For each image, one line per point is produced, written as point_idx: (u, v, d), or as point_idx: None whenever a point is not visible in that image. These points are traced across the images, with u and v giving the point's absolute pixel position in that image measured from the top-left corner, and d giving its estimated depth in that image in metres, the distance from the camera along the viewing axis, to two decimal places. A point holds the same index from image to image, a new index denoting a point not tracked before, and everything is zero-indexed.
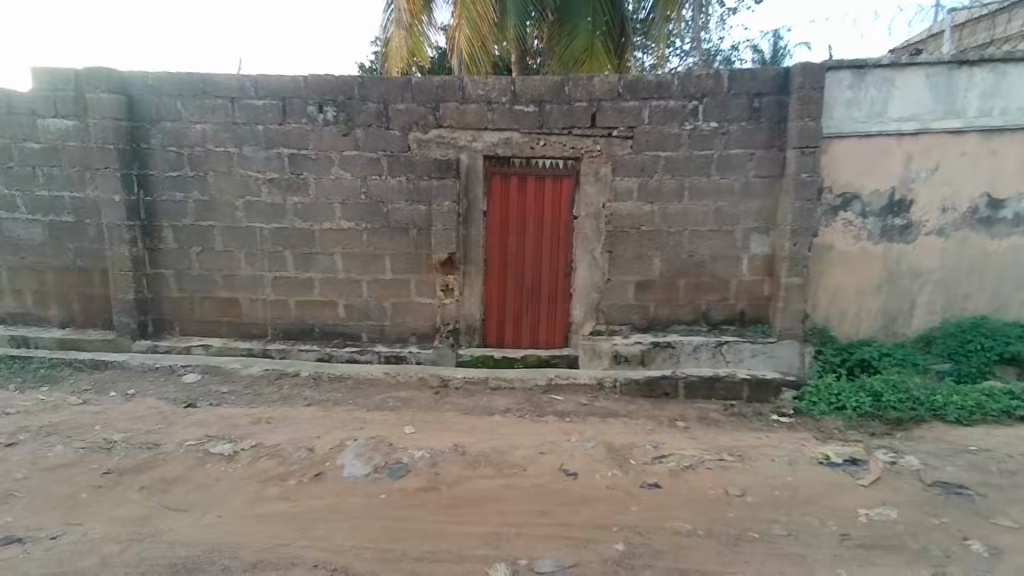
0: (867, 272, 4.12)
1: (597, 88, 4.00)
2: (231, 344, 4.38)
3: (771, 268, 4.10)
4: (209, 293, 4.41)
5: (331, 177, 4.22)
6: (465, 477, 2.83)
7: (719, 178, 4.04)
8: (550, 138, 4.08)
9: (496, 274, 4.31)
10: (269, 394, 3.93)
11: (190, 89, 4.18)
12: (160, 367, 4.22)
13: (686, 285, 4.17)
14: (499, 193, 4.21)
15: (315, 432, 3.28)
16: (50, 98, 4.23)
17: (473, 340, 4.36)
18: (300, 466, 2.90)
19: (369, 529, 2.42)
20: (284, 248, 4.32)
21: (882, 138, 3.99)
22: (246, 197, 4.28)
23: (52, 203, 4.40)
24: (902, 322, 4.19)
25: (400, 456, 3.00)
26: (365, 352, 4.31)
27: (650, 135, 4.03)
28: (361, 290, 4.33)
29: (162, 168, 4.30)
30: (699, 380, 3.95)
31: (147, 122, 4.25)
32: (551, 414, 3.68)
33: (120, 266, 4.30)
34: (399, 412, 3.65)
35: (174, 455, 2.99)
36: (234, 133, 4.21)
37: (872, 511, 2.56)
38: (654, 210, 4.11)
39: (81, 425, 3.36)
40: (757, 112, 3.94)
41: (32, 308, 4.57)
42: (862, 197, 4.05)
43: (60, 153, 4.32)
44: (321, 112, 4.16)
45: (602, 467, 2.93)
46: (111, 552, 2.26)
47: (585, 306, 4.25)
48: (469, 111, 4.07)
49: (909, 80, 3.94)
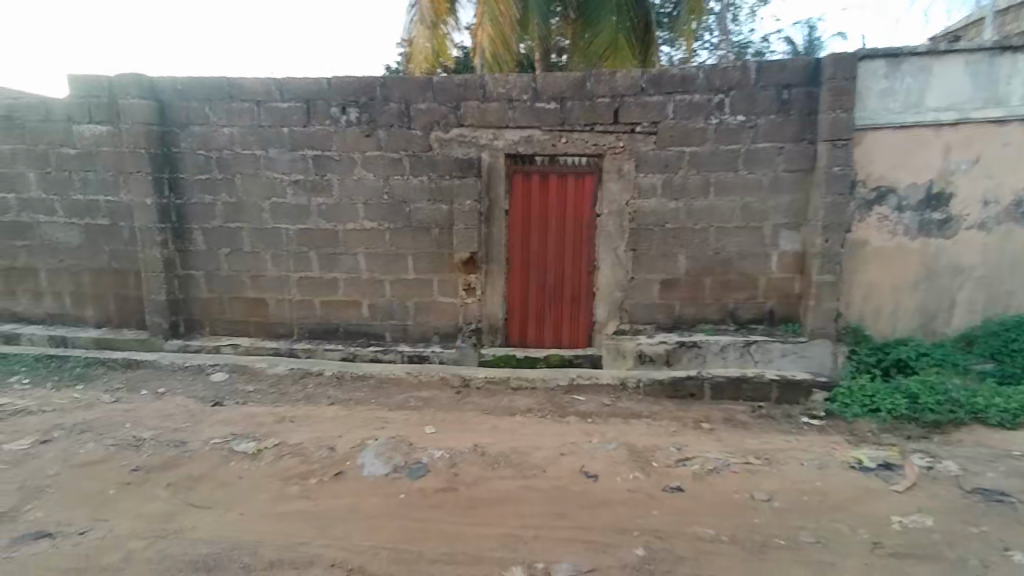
0: (903, 268, 3.99)
1: (619, 84, 3.94)
2: (258, 344, 4.45)
3: (802, 265, 3.98)
4: (237, 294, 4.49)
5: (354, 178, 4.25)
6: (484, 478, 2.81)
7: (747, 172, 3.94)
8: (572, 135, 4.03)
9: (519, 273, 4.28)
10: (294, 393, 3.98)
11: (218, 93, 4.26)
12: (189, 366, 4.31)
13: (712, 282, 4.07)
14: (521, 190, 4.19)
15: (337, 430, 3.30)
16: (85, 105, 4.37)
17: (496, 339, 4.34)
18: (321, 465, 2.92)
19: (386, 529, 2.41)
20: (309, 249, 4.37)
21: (918, 129, 3.84)
22: (272, 199, 4.34)
23: (87, 207, 4.55)
24: (942, 320, 4.04)
25: (420, 456, 2.99)
26: (389, 352, 4.33)
27: (675, 130, 3.95)
28: (384, 289, 4.36)
29: (191, 170, 4.39)
30: (726, 380, 3.85)
31: (176, 127, 4.35)
32: (573, 415, 3.64)
33: (152, 268, 4.41)
34: (421, 412, 3.64)
35: (200, 453, 3.04)
36: (260, 136, 4.27)
37: (905, 519, 2.45)
38: (679, 208, 4.03)
39: (113, 422, 3.44)
40: (787, 105, 3.83)
41: (69, 308, 4.72)
42: (897, 191, 3.92)
43: (94, 158, 4.46)
44: (344, 113, 4.19)
45: (624, 470, 2.88)
46: (135, 548, 2.30)
47: (609, 305, 4.19)
48: (491, 109, 4.05)
49: (948, 68, 3.78)
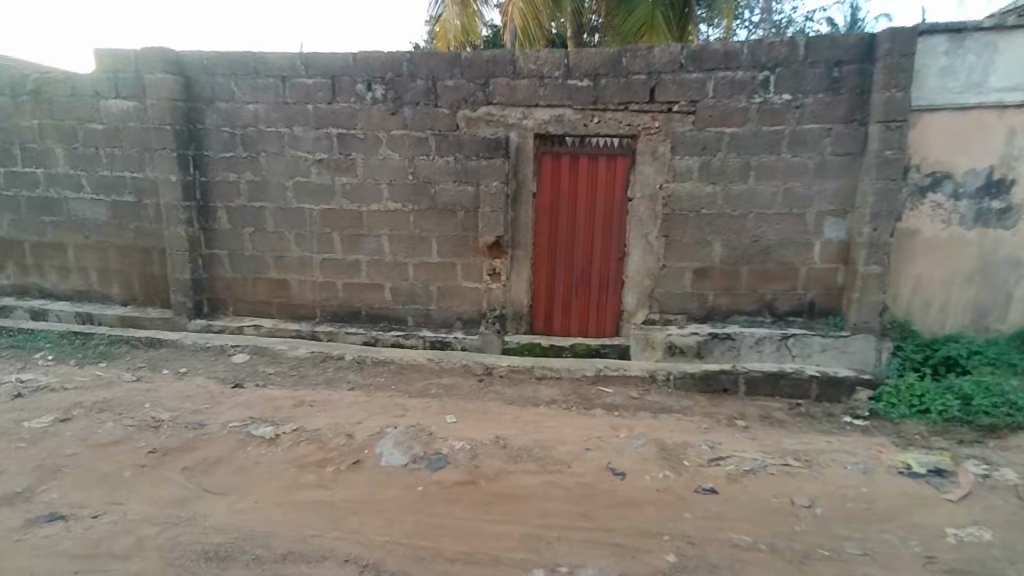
0: (956, 260, 3.73)
1: (657, 60, 3.73)
2: (280, 326, 4.41)
3: (846, 255, 3.75)
4: (259, 274, 4.43)
5: (379, 157, 4.13)
6: (506, 472, 2.70)
7: (790, 156, 3.71)
8: (604, 115, 3.84)
9: (546, 259, 4.13)
10: (313, 376, 3.91)
11: (243, 68, 4.17)
12: (211, 346, 4.28)
13: (749, 272, 3.87)
14: (550, 172, 4.02)
15: (356, 416, 3.22)
16: (112, 80, 4.32)
17: (520, 326, 4.21)
18: (338, 453, 2.83)
19: (402, 523, 2.32)
20: (332, 229, 4.28)
21: (980, 110, 3.56)
22: (296, 177, 4.25)
23: (114, 184, 4.52)
24: (996, 316, 3.77)
25: (440, 447, 2.88)
26: (411, 337, 4.24)
27: (714, 110, 3.73)
28: (408, 272, 4.25)
29: (216, 148, 4.32)
30: (762, 375, 3.66)
31: (201, 103, 4.27)
32: (599, 407, 3.50)
33: (177, 247, 4.38)
34: (442, 400, 3.54)
35: (217, 436, 2.98)
36: (285, 113, 4.18)
37: (961, 532, 2.26)
38: (717, 192, 3.82)
39: (133, 402, 3.41)
40: (837, 83, 3.58)
41: (96, 285, 4.73)
42: (954, 177, 3.65)
43: (120, 134, 4.42)
44: (370, 90, 4.06)
45: (653, 468, 2.73)
46: (147, 534, 2.25)
47: (639, 293, 4.02)
48: (520, 87, 3.88)
49: (1017, 44, 3.49)
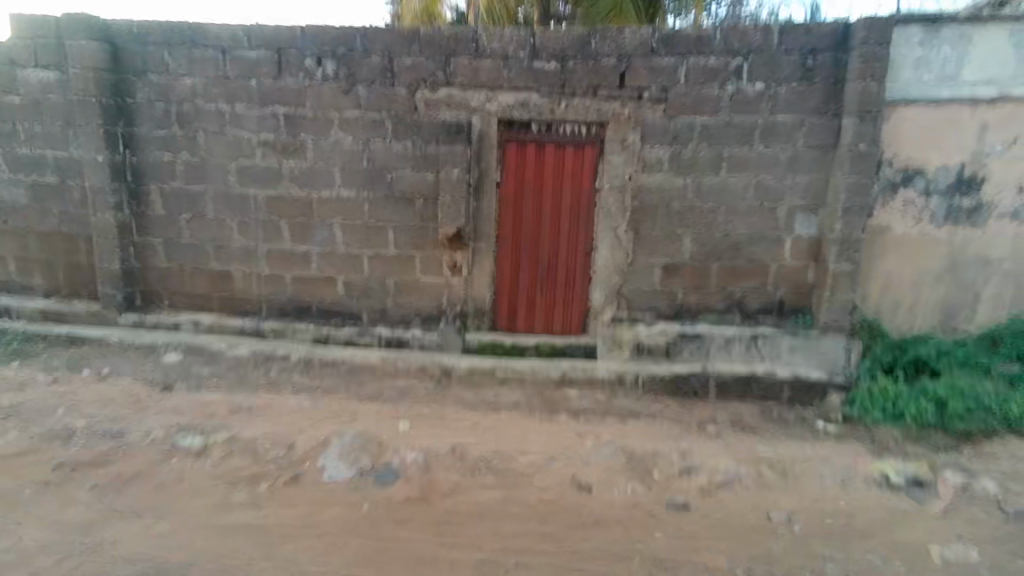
0: (927, 259, 3.64)
1: (627, 42, 3.52)
2: (222, 321, 4.05)
3: (818, 252, 3.62)
4: (198, 265, 4.07)
5: (330, 140, 3.82)
6: (462, 486, 2.47)
7: (763, 148, 3.55)
8: (572, 100, 3.62)
9: (510, 252, 3.89)
10: (256, 380, 3.71)
11: (179, 38, 3.79)
12: (140, 345, 4.01)
13: (720, 268, 3.71)
14: (514, 160, 3.77)
15: (298, 423, 2.93)
16: (29, 47, 3.89)
17: (482, 323, 3.95)
18: (275, 466, 2.55)
19: (344, 548, 2.08)
20: (279, 217, 3.95)
21: (953, 105, 3.46)
22: (238, 160, 3.90)
23: (34, 163, 4.09)
24: (963, 317, 3.71)
25: (389, 458, 2.63)
26: (365, 334, 3.95)
27: (686, 98, 3.55)
28: (361, 265, 3.95)
29: (149, 125, 3.93)
30: (733, 378, 3.55)
31: (132, 75, 3.88)
32: (564, 411, 3.29)
33: (104, 234, 3.99)
34: (395, 404, 3.28)
35: (138, 447, 2.66)
36: (226, 88, 3.82)
37: (945, 549, 2.15)
38: (687, 185, 3.64)
39: (45, 407, 3.05)
40: (811, 72, 3.43)
41: (14, 276, 4.29)
42: (926, 174, 3.55)
43: (40, 107, 3.99)
44: (319, 66, 3.73)
45: (620, 480, 2.54)
46: (43, 568, 1.95)
47: (607, 290, 3.80)
48: (483, 67, 3.62)
49: (991, 38, 3.40)
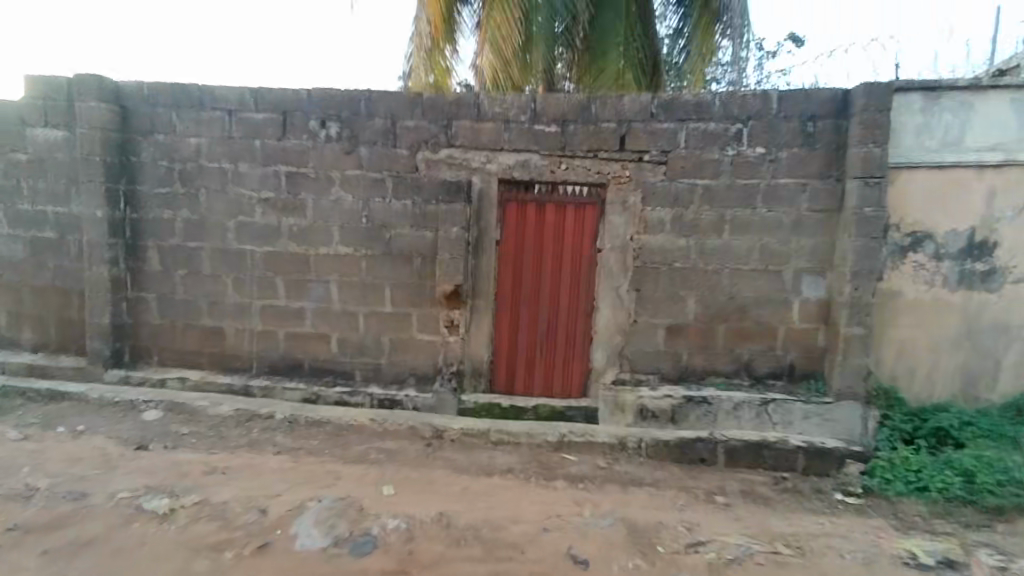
0: (941, 324, 3.50)
1: (627, 107, 3.56)
2: (210, 378, 3.92)
3: (827, 316, 3.49)
4: (190, 322, 3.98)
5: (330, 198, 3.81)
6: (446, 559, 2.26)
7: (765, 210, 3.51)
8: (572, 161, 3.62)
9: (508, 311, 3.78)
10: (235, 439, 3.45)
11: (187, 100, 3.87)
12: (119, 401, 3.76)
13: (725, 331, 3.58)
14: (514, 219, 3.73)
15: (275, 487, 2.74)
16: (42, 107, 3.98)
17: (479, 384, 3.80)
18: (243, 533, 2.35)
19: None
20: (275, 274, 3.89)
21: (958, 169, 3.43)
22: (238, 218, 3.89)
23: (34, 219, 4.09)
24: (985, 385, 3.52)
25: (368, 527, 2.42)
26: (357, 394, 3.80)
27: (686, 161, 3.54)
28: (356, 323, 3.85)
29: (151, 182, 3.96)
30: (743, 445, 3.32)
31: (139, 135, 3.94)
32: (562, 479, 3.09)
33: (96, 288, 3.92)
34: (382, 468, 3.09)
35: (100, 509, 2.47)
36: (230, 148, 3.86)
37: None
38: (690, 245, 3.58)
39: (10, 465, 2.88)
40: (811, 137, 3.43)
41: (4, 331, 4.21)
42: (934, 237, 3.47)
43: (46, 165, 4.03)
44: (324, 128, 3.78)
45: (620, 556, 2.33)
46: None
47: (608, 351, 3.67)
48: (485, 129, 3.66)
49: (991, 105, 3.40)
